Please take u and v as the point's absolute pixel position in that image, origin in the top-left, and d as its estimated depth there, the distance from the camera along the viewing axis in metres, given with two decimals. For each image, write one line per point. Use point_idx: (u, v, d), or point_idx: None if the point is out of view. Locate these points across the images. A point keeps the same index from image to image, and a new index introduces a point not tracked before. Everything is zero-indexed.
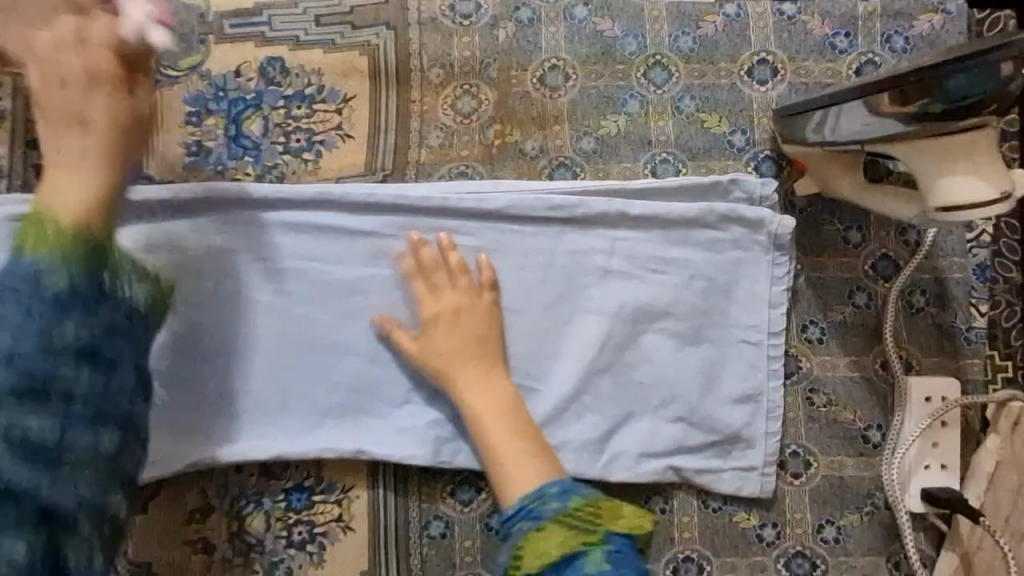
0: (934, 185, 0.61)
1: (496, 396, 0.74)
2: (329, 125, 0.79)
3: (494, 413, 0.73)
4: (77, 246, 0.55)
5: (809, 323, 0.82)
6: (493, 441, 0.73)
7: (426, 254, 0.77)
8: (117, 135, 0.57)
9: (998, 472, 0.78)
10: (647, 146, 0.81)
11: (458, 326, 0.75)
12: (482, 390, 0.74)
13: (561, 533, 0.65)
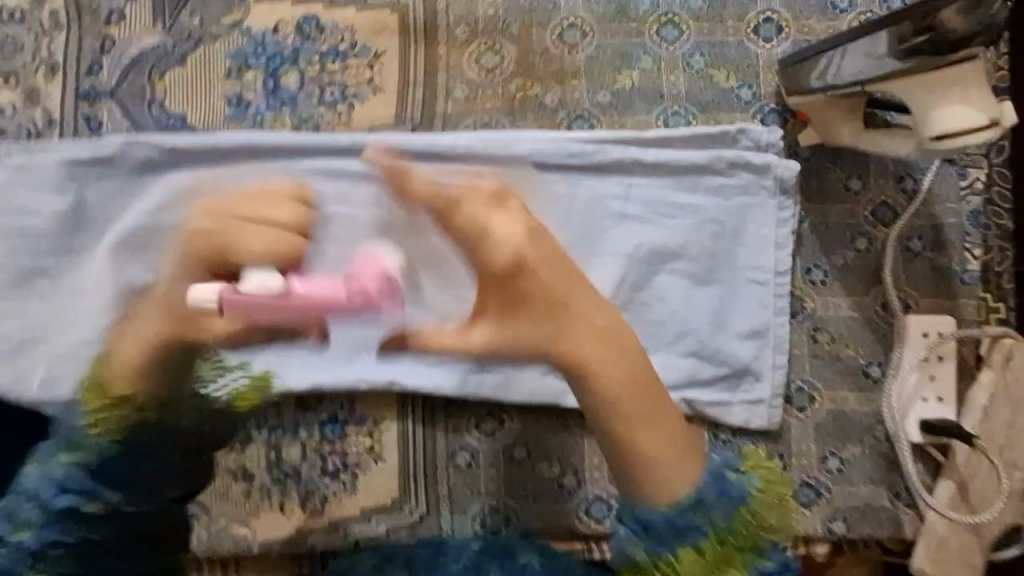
0: (930, 117, 0.67)
1: (618, 362, 0.56)
2: (362, 78, 0.85)
3: (626, 390, 0.56)
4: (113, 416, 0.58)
5: (813, 266, 0.87)
6: (630, 437, 0.56)
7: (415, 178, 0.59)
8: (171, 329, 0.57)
9: (992, 404, 0.83)
10: (660, 99, 0.87)
11: (564, 297, 0.56)
12: (608, 365, 0.55)
13: (717, 553, 0.56)
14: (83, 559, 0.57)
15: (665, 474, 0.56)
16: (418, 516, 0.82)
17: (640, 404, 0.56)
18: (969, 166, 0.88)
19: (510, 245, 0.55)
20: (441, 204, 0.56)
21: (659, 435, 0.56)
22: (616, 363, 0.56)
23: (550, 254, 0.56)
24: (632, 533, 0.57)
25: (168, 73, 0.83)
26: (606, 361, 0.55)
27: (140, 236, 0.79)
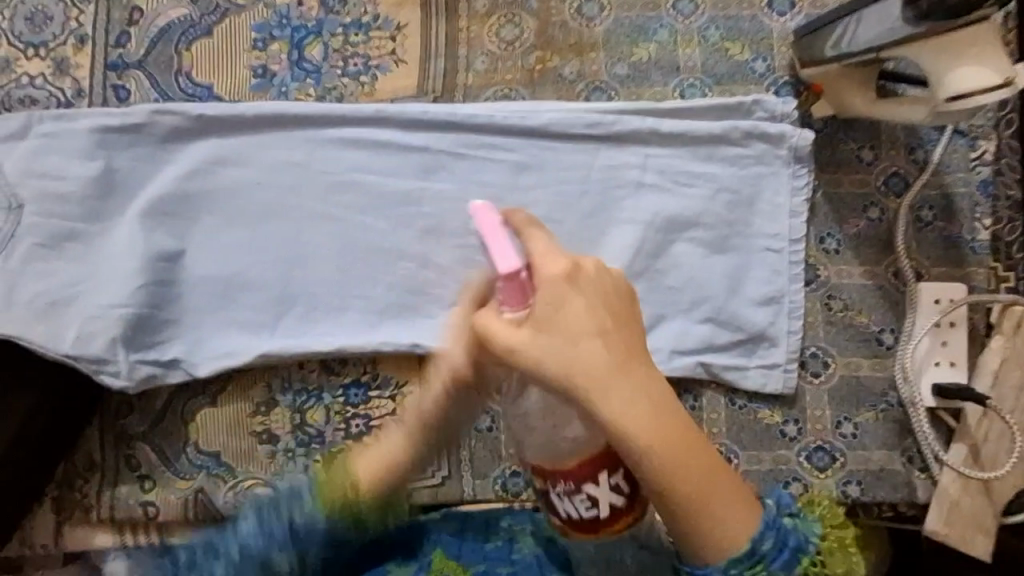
0: (944, 78, 0.70)
1: (657, 431, 0.51)
2: (384, 51, 0.86)
3: (674, 461, 0.52)
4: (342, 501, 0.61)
5: (827, 235, 0.88)
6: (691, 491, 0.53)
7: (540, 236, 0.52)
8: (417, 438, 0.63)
9: (1002, 369, 0.85)
10: (676, 72, 0.88)
11: (596, 376, 0.51)
12: (637, 433, 0.51)
13: None
14: None
15: (717, 524, 0.53)
16: (440, 477, 0.83)
17: (683, 474, 0.52)
18: (978, 138, 0.90)
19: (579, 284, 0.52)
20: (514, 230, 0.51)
21: (705, 492, 0.53)
22: (655, 437, 0.51)
23: (574, 331, 0.51)
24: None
25: (194, 45, 0.85)
26: (639, 426, 0.51)
27: (170, 202, 0.81)
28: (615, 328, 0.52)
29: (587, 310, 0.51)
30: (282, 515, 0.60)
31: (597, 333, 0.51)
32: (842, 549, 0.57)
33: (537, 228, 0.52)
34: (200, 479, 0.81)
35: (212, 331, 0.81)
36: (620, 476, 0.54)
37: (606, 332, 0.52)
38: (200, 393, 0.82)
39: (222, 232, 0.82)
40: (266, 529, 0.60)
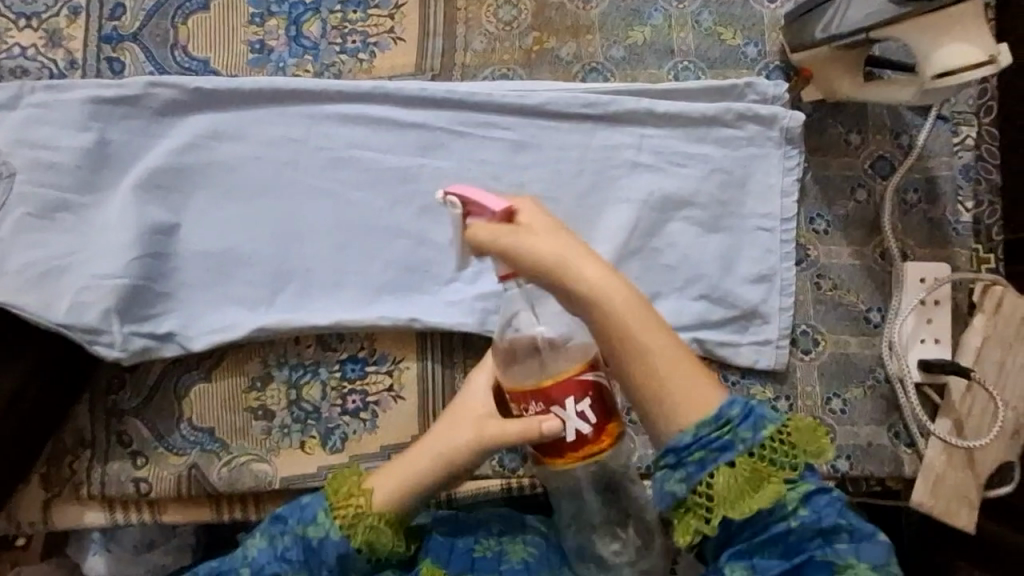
0: (932, 56, 0.73)
1: (632, 305, 0.54)
2: (383, 29, 0.87)
3: (647, 334, 0.55)
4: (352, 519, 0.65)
5: (816, 216, 0.91)
6: (659, 366, 0.55)
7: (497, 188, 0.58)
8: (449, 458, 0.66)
9: (985, 346, 0.87)
10: (670, 55, 0.90)
11: (574, 257, 0.54)
12: (616, 304, 0.54)
13: (753, 467, 0.56)
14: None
15: (685, 397, 0.56)
16: None
17: (655, 345, 0.55)
18: (960, 124, 0.93)
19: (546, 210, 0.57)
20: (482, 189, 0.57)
21: (672, 369, 0.55)
22: (631, 309, 0.54)
23: (547, 233, 0.55)
24: (669, 468, 0.57)
25: (190, 19, 0.85)
26: (617, 296, 0.54)
27: (164, 175, 0.80)
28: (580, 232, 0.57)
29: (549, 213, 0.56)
30: (295, 531, 0.65)
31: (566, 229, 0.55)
32: (813, 430, 0.58)
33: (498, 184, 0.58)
34: (194, 455, 0.80)
35: (207, 305, 0.81)
36: (588, 403, 0.56)
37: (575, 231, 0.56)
38: (195, 367, 0.82)
39: (218, 206, 0.82)
40: (279, 547, 0.65)
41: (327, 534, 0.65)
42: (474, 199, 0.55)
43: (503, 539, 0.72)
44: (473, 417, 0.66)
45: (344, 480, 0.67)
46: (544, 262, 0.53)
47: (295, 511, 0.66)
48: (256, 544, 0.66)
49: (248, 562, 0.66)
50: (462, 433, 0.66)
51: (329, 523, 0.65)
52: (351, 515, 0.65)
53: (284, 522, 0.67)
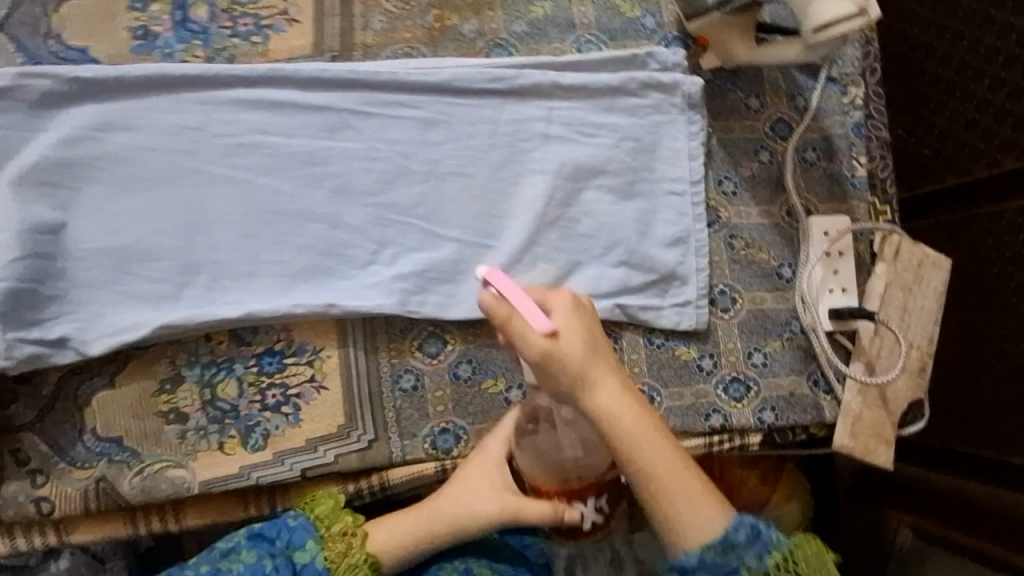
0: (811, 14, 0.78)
1: (641, 421, 0.68)
2: (275, 11, 0.84)
3: (655, 451, 0.68)
4: (341, 546, 0.75)
5: (724, 178, 0.93)
6: (656, 475, 0.68)
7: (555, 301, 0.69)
8: (463, 517, 0.79)
9: (888, 291, 0.93)
10: (572, 28, 0.91)
11: (591, 373, 0.67)
12: (623, 419, 0.68)
13: None
14: None
15: (684, 505, 0.69)
16: (367, 441, 0.80)
17: (661, 459, 0.68)
18: (849, 85, 0.98)
19: (587, 331, 0.68)
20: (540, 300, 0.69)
21: (678, 477, 0.69)
22: (639, 425, 0.68)
23: (579, 357, 0.66)
24: None
25: (64, 7, 0.80)
26: (623, 417, 0.68)
27: (48, 170, 0.76)
28: (601, 338, 0.69)
29: (585, 335, 0.67)
30: (282, 554, 0.74)
31: (591, 343, 0.67)
32: (817, 558, 0.71)
33: (559, 294, 0.69)
34: (101, 468, 0.75)
35: (107, 307, 0.76)
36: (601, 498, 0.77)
37: (597, 345, 0.68)
38: (96, 374, 0.77)
39: (113, 199, 0.78)
40: (260, 565, 0.72)
41: (312, 560, 0.73)
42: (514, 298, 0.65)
43: (467, 560, 0.82)
44: (491, 484, 0.78)
45: (338, 520, 0.76)
46: (565, 380, 0.66)
47: (285, 534, 0.75)
48: (243, 560, 0.73)
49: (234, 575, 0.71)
50: (486, 502, 0.78)
51: (316, 550, 0.74)
52: (340, 542, 0.75)
53: (271, 543, 0.74)
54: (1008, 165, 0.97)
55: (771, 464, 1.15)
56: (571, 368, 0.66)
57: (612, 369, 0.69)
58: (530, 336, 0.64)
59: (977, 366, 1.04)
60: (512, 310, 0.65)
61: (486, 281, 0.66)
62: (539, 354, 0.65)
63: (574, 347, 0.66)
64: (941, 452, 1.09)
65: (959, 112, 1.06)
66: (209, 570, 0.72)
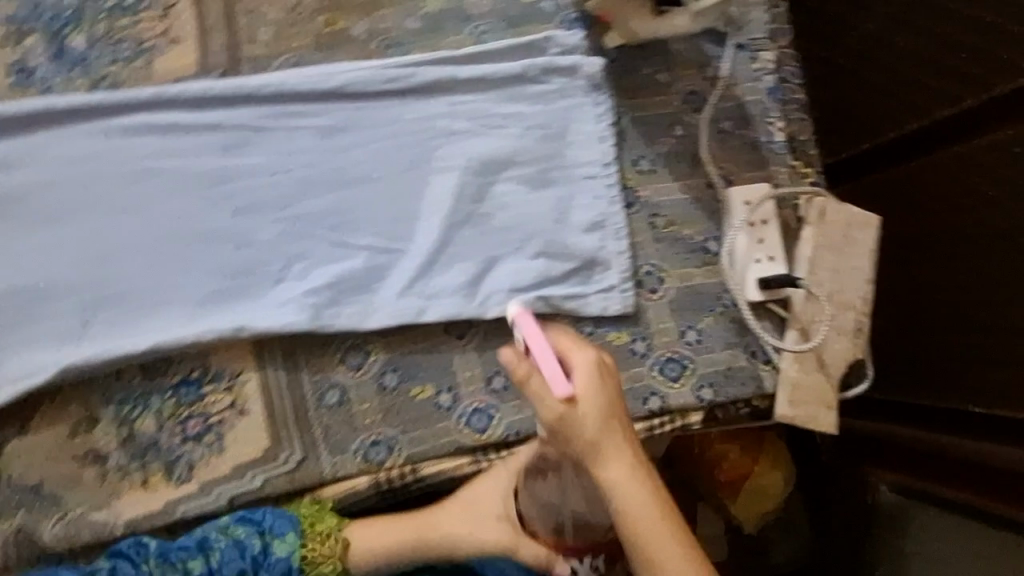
0: None
1: (651, 511, 0.60)
2: (156, 31, 0.82)
3: (658, 541, 0.60)
4: (322, 542, 0.76)
5: (640, 157, 0.92)
6: (659, 573, 0.61)
7: (580, 363, 0.57)
8: (458, 532, 0.79)
9: (817, 253, 0.91)
10: (468, 19, 0.89)
11: (606, 449, 0.58)
12: (637, 506, 0.59)
13: None
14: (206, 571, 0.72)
15: None
16: (295, 462, 0.79)
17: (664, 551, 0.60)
18: (760, 50, 0.96)
19: (614, 401, 0.58)
20: (567, 355, 0.57)
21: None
22: (647, 511, 0.59)
23: (598, 432, 0.57)
24: None
25: None
26: (637, 505, 0.59)
27: None
28: (624, 413, 0.58)
29: (608, 408, 0.57)
30: (262, 540, 0.74)
31: (613, 418, 0.58)
32: None
33: (587, 353, 0.58)
34: (21, 516, 0.74)
35: (9, 352, 0.75)
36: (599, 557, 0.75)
37: (621, 417, 0.59)
38: (8, 423, 0.76)
39: (9, 243, 0.76)
40: (246, 545, 0.73)
41: (290, 553, 0.74)
42: (536, 349, 0.56)
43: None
44: (494, 511, 0.78)
45: (322, 522, 0.77)
46: (580, 452, 0.58)
47: (272, 521, 0.75)
48: (226, 535, 0.74)
49: (213, 550, 0.73)
50: (485, 529, 0.78)
51: (296, 543, 0.74)
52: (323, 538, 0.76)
53: (256, 525, 0.75)
54: (939, 114, 0.96)
55: (754, 435, 1.13)
56: (587, 444, 0.58)
57: (631, 443, 0.60)
58: (548, 399, 0.56)
59: (931, 322, 1.03)
60: (535, 368, 0.56)
61: (516, 318, 0.58)
62: (556, 424, 0.57)
63: (590, 418, 0.57)
64: (900, 406, 1.09)
65: (889, 65, 1.04)
66: (197, 541, 0.73)
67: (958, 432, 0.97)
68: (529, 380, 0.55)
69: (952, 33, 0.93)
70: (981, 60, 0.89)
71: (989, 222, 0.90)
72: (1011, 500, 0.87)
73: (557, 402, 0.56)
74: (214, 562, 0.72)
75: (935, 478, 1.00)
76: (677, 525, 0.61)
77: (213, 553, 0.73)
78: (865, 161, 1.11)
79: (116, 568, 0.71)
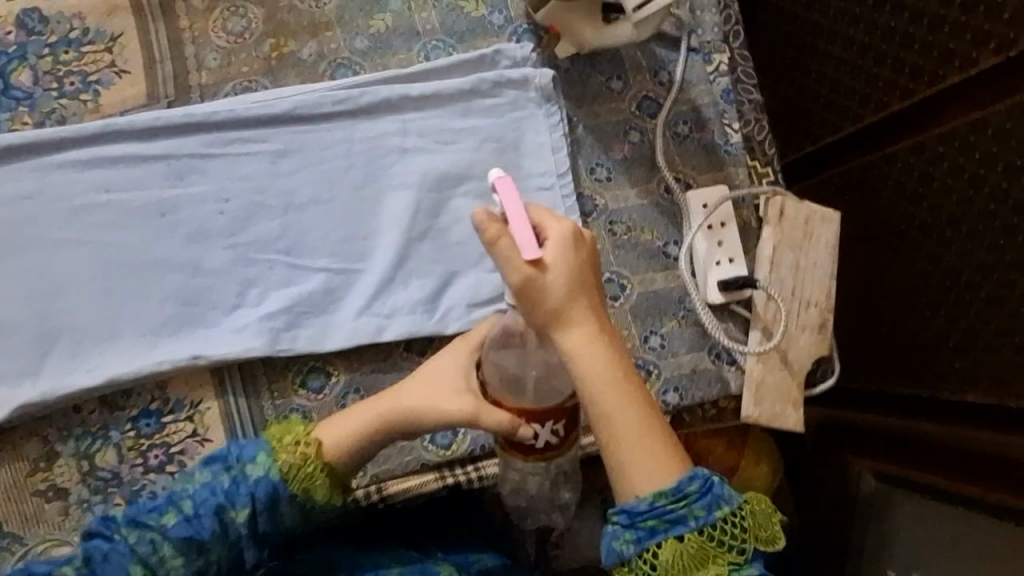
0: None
1: (610, 365, 0.60)
2: (102, 64, 0.82)
3: (617, 403, 0.60)
4: (296, 456, 0.69)
5: (596, 164, 0.92)
6: (614, 426, 0.61)
7: (551, 230, 0.61)
8: (418, 410, 0.71)
9: (777, 253, 0.90)
10: (417, 36, 0.89)
11: (570, 311, 0.60)
12: (596, 362, 0.60)
13: (699, 545, 0.60)
14: (186, 519, 0.67)
15: (635, 466, 0.61)
16: None
17: (623, 413, 0.60)
18: (713, 53, 0.96)
19: (581, 264, 0.61)
20: (538, 224, 0.61)
21: (635, 425, 0.60)
22: (605, 362, 0.60)
23: (563, 291, 0.59)
24: (621, 527, 0.60)
25: None
26: (595, 359, 0.60)
27: None
28: (590, 276, 0.61)
29: (574, 271, 0.60)
30: (235, 469, 0.69)
31: (580, 280, 0.60)
32: (765, 516, 0.63)
33: (558, 223, 0.61)
34: None
35: None
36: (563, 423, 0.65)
37: (587, 284, 0.61)
38: None
39: None
40: (216, 483, 0.68)
41: (266, 472, 0.68)
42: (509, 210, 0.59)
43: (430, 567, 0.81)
44: (451, 385, 0.71)
45: (290, 432, 0.70)
46: (546, 309, 0.60)
47: (236, 450, 0.70)
48: (199, 477, 0.69)
49: (189, 495, 0.68)
50: (446, 401, 0.70)
51: (270, 462, 0.69)
52: (295, 454, 0.69)
53: (223, 460, 0.69)
54: (895, 105, 0.97)
55: (737, 428, 1.09)
56: (555, 303, 0.59)
57: (595, 310, 0.62)
58: (518, 260, 0.58)
59: (895, 313, 1.03)
60: (507, 231, 0.59)
61: (496, 187, 0.58)
62: (524, 286, 0.59)
63: (559, 278, 0.59)
64: (884, 396, 1.09)
65: (847, 60, 1.04)
66: (166, 496, 0.68)
67: (926, 415, 1.00)
68: (502, 242, 0.58)
69: (904, 27, 0.93)
70: (931, 55, 0.90)
71: (945, 212, 0.91)
72: (993, 482, 0.85)
73: (526, 261, 0.58)
74: (191, 508, 0.67)
75: (914, 464, 0.98)
76: (639, 390, 0.61)
77: (186, 501, 0.67)
78: (829, 154, 1.12)
79: (92, 546, 0.66)
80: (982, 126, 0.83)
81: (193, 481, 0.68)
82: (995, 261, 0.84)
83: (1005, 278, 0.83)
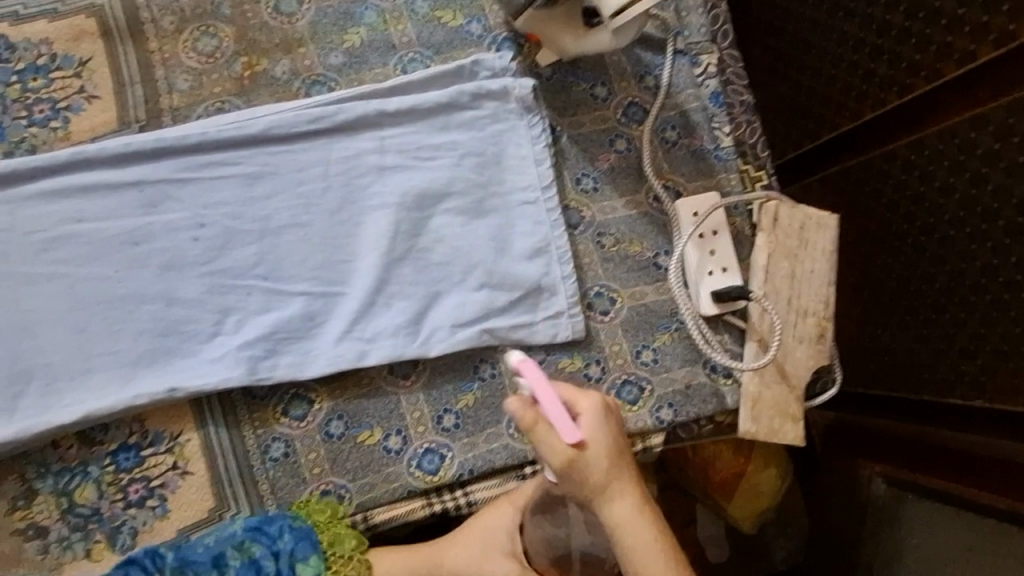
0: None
1: (651, 535, 0.62)
2: (71, 90, 0.81)
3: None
4: (340, 557, 0.75)
5: (582, 175, 0.89)
6: None
7: (584, 404, 0.60)
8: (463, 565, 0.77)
9: (771, 262, 0.87)
10: (393, 50, 0.87)
11: (612, 488, 0.61)
12: (637, 530, 0.62)
13: None
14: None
15: None
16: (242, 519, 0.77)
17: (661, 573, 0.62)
18: (700, 55, 0.93)
19: (617, 437, 0.61)
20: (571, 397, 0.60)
21: None
22: (645, 534, 0.62)
23: (605, 467, 0.60)
24: None
25: None
26: (637, 529, 0.62)
27: None
28: (625, 445, 0.62)
29: (614, 445, 0.60)
30: (284, 560, 0.74)
31: (619, 453, 0.61)
32: None
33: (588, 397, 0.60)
34: None
35: None
36: None
37: (625, 457, 0.62)
38: None
39: None
40: (262, 565, 0.73)
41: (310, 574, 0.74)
42: (542, 395, 0.56)
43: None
44: (497, 545, 0.75)
45: (343, 543, 0.75)
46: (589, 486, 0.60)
47: (292, 543, 0.74)
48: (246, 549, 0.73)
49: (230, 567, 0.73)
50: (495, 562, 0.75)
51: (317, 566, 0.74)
52: (342, 552, 0.75)
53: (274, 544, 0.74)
54: (894, 104, 0.93)
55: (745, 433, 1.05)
56: (597, 479, 0.60)
57: (633, 482, 0.63)
58: (560, 445, 0.58)
59: (897, 319, 1.00)
60: (543, 413, 0.57)
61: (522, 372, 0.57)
62: (570, 468, 0.59)
63: (599, 451, 0.59)
64: (887, 398, 1.04)
65: (840, 56, 1.01)
66: (213, 556, 0.72)
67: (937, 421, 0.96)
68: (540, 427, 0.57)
69: (899, 22, 0.89)
70: (929, 50, 0.86)
71: (947, 213, 0.87)
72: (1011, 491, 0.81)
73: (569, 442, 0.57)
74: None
75: (924, 468, 0.94)
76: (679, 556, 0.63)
77: (229, 569, 0.73)
78: (826, 153, 1.09)
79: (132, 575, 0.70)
80: (983, 123, 0.79)
81: (241, 556, 0.73)
82: (1000, 263, 0.81)
83: (1010, 279, 0.80)
